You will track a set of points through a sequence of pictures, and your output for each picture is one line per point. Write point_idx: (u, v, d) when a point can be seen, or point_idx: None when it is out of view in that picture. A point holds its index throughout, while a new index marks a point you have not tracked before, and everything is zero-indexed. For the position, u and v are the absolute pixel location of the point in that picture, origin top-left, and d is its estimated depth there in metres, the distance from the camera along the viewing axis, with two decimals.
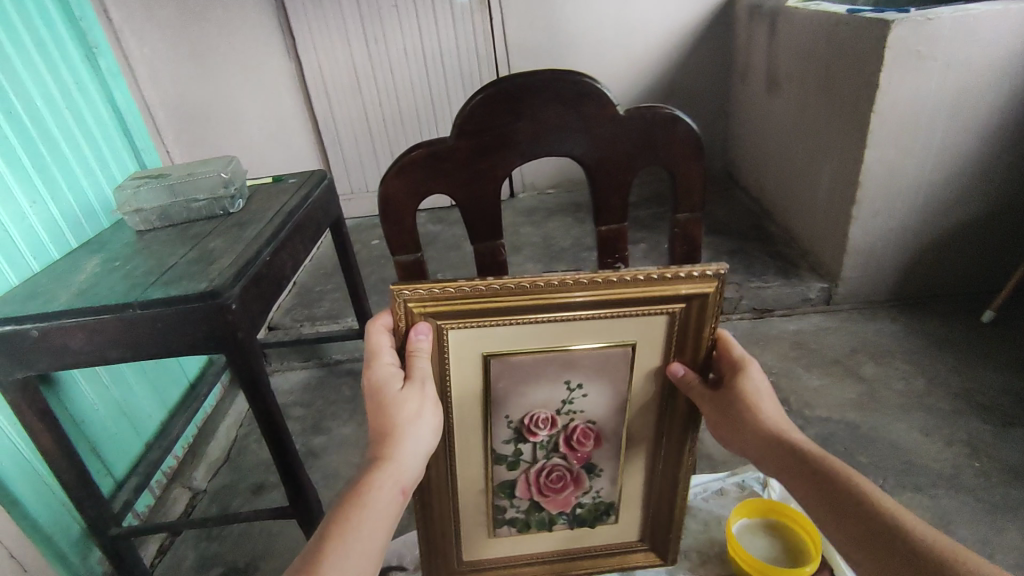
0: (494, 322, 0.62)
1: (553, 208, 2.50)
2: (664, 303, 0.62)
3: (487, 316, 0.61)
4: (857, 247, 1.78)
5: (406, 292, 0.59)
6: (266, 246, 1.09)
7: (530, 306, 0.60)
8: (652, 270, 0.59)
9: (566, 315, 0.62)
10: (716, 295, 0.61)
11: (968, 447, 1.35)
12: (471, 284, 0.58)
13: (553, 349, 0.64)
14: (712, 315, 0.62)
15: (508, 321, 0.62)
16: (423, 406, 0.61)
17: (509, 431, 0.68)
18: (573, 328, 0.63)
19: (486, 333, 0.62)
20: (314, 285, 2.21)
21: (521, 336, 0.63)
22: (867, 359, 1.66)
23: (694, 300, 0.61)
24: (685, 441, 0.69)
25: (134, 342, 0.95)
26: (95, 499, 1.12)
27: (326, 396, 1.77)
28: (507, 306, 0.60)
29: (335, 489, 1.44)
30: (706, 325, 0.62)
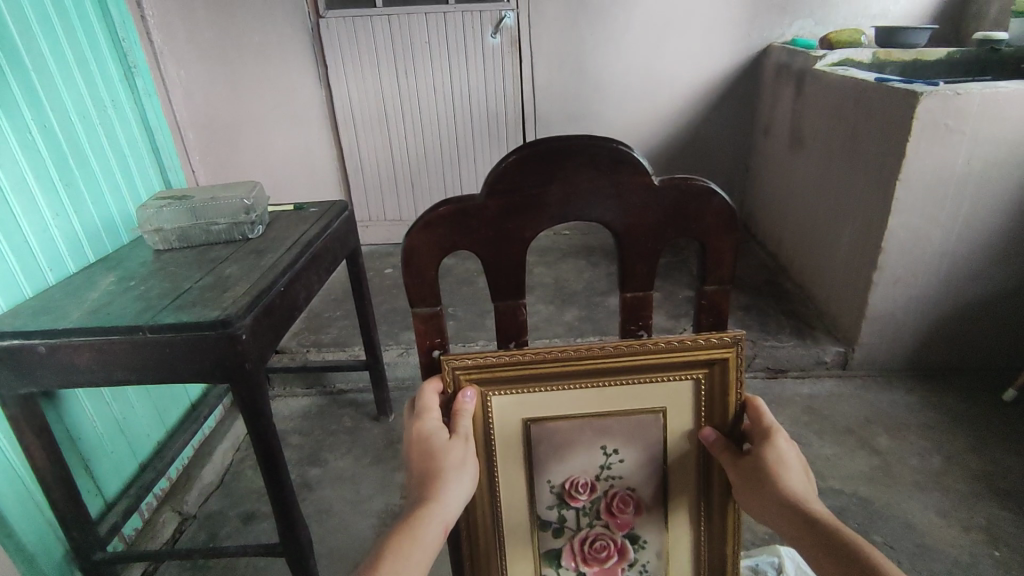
0: (531, 387, 0.63)
1: (568, 250, 2.50)
2: (688, 366, 0.63)
3: (526, 382, 0.63)
4: (875, 313, 1.75)
5: (451, 362, 0.61)
6: (281, 275, 1.09)
7: (563, 371, 0.62)
8: (675, 338, 0.61)
9: (598, 381, 0.63)
10: (736, 357, 0.62)
11: (986, 534, 1.30)
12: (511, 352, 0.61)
13: (587, 415, 0.65)
14: (735, 376, 0.62)
15: (545, 387, 0.63)
16: (469, 462, 0.59)
17: (552, 496, 0.67)
18: (606, 394, 0.64)
19: (523, 399, 0.64)
20: (324, 310, 2.21)
21: (557, 402, 0.64)
22: (882, 431, 1.61)
23: (717, 362, 0.63)
24: (731, 514, 0.67)
25: (140, 365, 0.93)
26: (82, 520, 1.09)
27: (326, 426, 1.75)
28: (542, 372, 0.62)
29: (326, 525, 1.40)
30: (731, 386, 0.63)
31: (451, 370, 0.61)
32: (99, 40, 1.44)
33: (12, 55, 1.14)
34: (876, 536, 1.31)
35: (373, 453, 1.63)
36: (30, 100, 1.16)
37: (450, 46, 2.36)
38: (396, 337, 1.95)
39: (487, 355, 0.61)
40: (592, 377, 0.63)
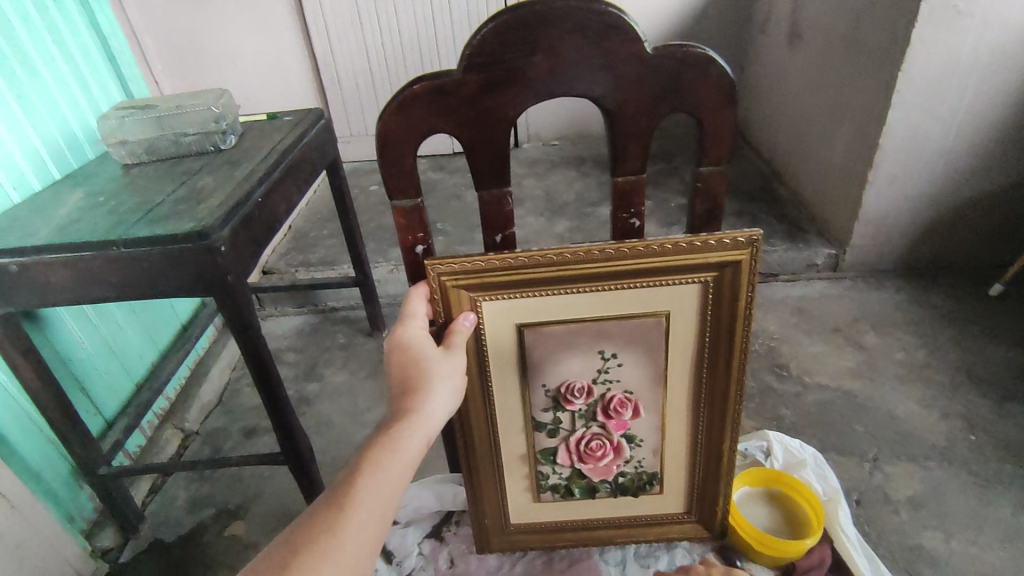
0: (527, 292, 0.60)
1: (557, 160, 2.43)
2: (697, 270, 0.60)
3: (519, 287, 0.60)
4: (869, 213, 1.73)
5: (438, 267, 0.58)
6: (258, 186, 1.04)
7: (561, 276, 0.59)
8: (683, 240, 0.57)
9: (597, 285, 0.60)
10: (750, 261, 0.58)
11: (964, 420, 1.35)
12: (503, 257, 0.57)
13: (586, 318, 0.63)
14: (747, 279, 0.59)
15: (540, 291, 0.60)
16: (456, 375, 0.58)
17: (547, 399, 0.67)
18: (605, 298, 0.61)
19: (518, 304, 0.61)
20: (310, 230, 2.16)
21: (554, 306, 0.62)
22: (869, 329, 1.63)
23: (729, 266, 0.59)
24: (731, 412, 0.67)
25: (120, 282, 0.91)
26: (83, 438, 1.11)
27: (320, 343, 1.75)
28: (537, 277, 0.59)
29: (327, 437, 1.43)
30: (741, 290, 0.60)
31: (438, 276, 0.59)
32: None
33: None
34: (859, 426, 1.35)
35: (369, 367, 1.65)
36: None
37: None
38: (385, 254, 1.92)
39: (477, 260, 0.57)
40: (592, 282, 0.60)
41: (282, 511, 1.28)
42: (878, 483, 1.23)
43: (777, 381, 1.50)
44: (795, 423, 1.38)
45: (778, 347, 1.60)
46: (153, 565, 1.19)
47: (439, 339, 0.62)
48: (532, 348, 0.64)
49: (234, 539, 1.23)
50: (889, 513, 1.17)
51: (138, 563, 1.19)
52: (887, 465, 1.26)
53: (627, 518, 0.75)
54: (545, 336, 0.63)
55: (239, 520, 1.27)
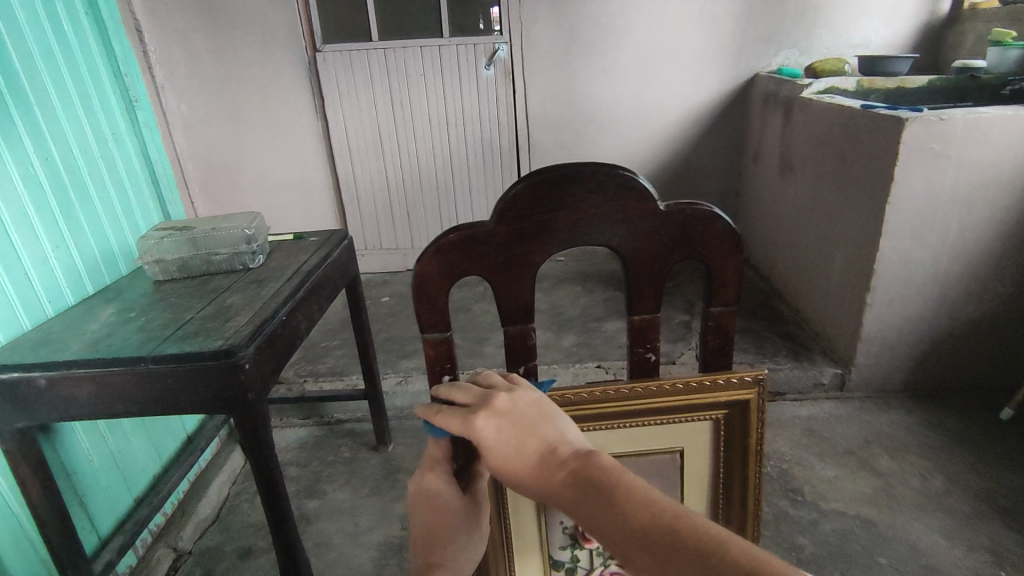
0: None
1: (562, 276, 2.51)
2: (709, 408, 0.62)
3: None
4: (870, 335, 1.77)
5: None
6: (283, 304, 1.09)
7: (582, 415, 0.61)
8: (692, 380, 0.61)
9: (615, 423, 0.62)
10: (756, 398, 0.62)
11: (991, 554, 1.29)
12: None
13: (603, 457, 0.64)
14: (756, 416, 0.62)
15: None
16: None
17: (565, 537, 0.67)
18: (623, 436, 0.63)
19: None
20: (320, 340, 2.20)
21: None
22: (882, 452, 1.61)
23: (737, 404, 0.62)
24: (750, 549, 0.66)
25: (142, 398, 0.93)
26: (77, 558, 1.07)
27: (324, 457, 1.72)
28: None
29: (326, 559, 1.38)
30: (752, 426, 0.63)
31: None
32: (102, 76, 1.47)
33: (17, 91, 1.15)
34: (883, 558, 1.30)
35: (372, 484, 1.61)
36: (34, 134, 1.17)
37: (444, 78, 2.41)
38: (394, 366, 1.95)
39: None
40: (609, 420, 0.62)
41: None
42: None
43: (792, 506, 1.45)
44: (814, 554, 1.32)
45: (791, 470, 1.57)
46: None
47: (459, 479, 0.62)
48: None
49: None
50: None
51: None
52: None
53: None
54: None
55: None
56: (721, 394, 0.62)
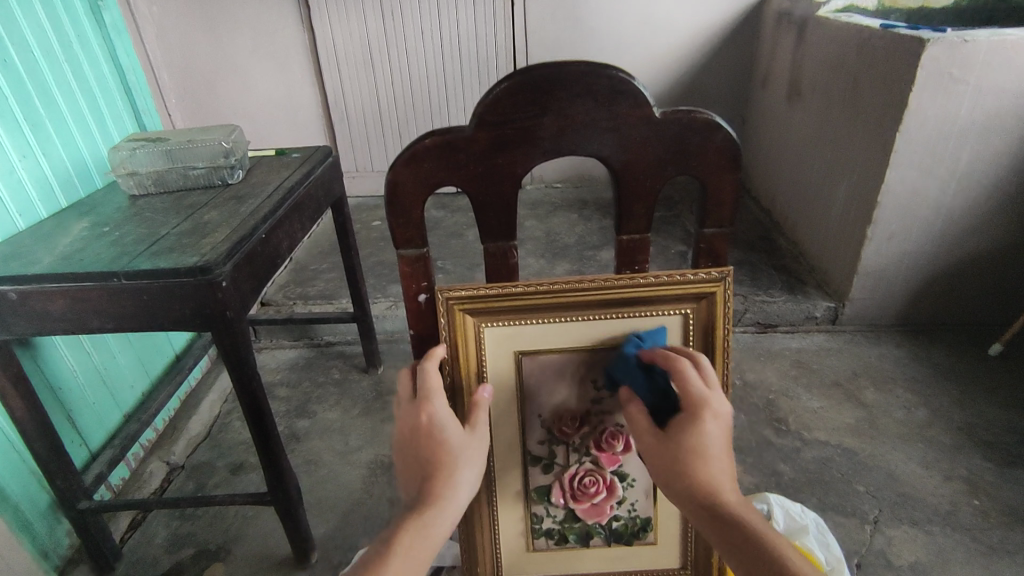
0: (523, 319, 0.60)
1: (558, 203, 2.45)
2: (676, 301, 0.60)
3: (513, 317, 0.60)
4: (867, 269, 1.74)
5: (447, 291, 0.58)
6: (262, 222, 1.04)
7: (553, 307, 0.59)
8: (663, 272, 0.58)
9: (590, 314, 0.59)
10: (723, 292, 0.59)
11: (965, 483, 1.33)
12: (504, 287, 0.58)
13: (579, 348, 0.61)
14: (723, 311, 0.59)
15: (533, 321, 0.60)
16: (480, 456, 0.55)
17: (542, 431, 0.64)
18: (595, 329, 0.60)
19: (516, 332, 0.60)
20: (311, 262, 2.16)
21: (550, 335, 0.60)
22: (868, 384, 1.62)
23: (705, 297, 0.59)
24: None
25: (117, 314, 0.90)
26: (66, 471, 1.08)
27: (314, 377, 1.74)
28: (531, 307, 0.59)
29: (316, 475, 1.41)
30: (718, 320, 0.60)
31: (445, 300, 0.58)
32: None
33: None
34: (860, 486, 1.33)
35: (362, 405, 1.62)
36: None
37: None
38: (384, 290, 1.92)
39: (482, 287, 0.57)
40: (586, 311, 0.59)
41: (265, 553, 1.24)
42: (879, 548, 1.20)
43: (776, 435, 1.48)
44: (793, 480, 1.36)
45: (777, 400, 1.59)
46: None
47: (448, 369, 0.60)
48: (527, 373, 0.62)
49: None
50: None
51: None
52: (889, 528, 1.24)
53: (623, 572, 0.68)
54: (541, 377, 0.62)
55: (220, 561, 1.23)
56: (686, 287, 0.59)
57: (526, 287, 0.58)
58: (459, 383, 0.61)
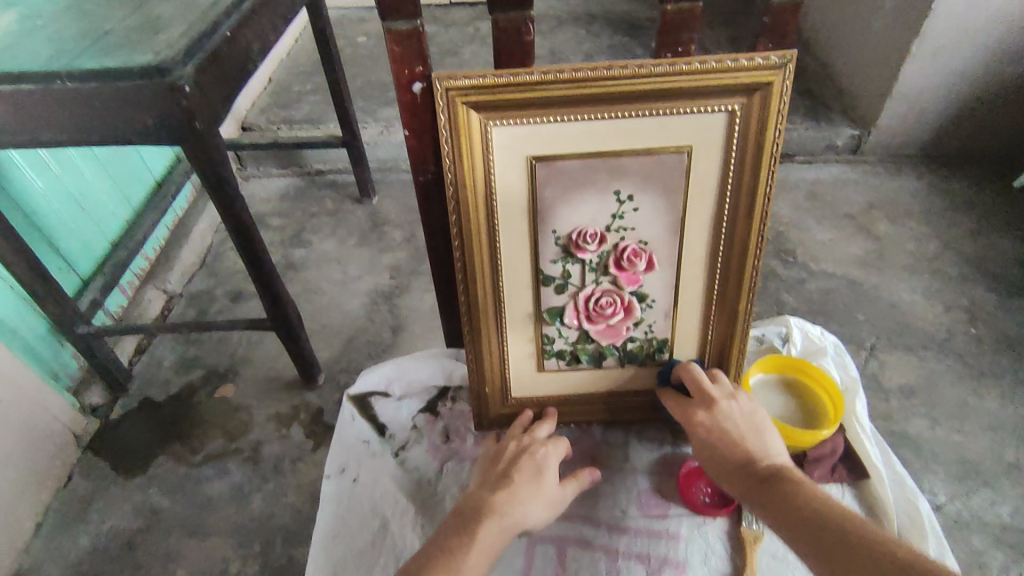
0: (539, 117, 0.50)
1: (563, 16, 2.18)
2: (722, 95, 0.50)
3: (530, 112, 0.50)
4: (903, 91, 1.59)
5: (446, 79, 0.48)
6: (226, 17, 0.89)
7: (576, 99, 0.49)
8: (710, 58, 0.48)
9: (620, 111, 0.50)
10: (780, 84, 0.49)
11: (966, 312, 1.33)
12: (517, 75, 0.48)
13: (604, 153, 0.53)
14: (777, 108, 0.50)
15: (552, 119, 0.50)
16: (557, 494, 0.62)
17: (556, 248, 0.58)
18: (623, 130, 0.51)
19: (530, 132, 0.51)
20: (292, 83, 1.97)
21: (572, 137, 0.52)
22: (882, 217, 1.56)
23: (757, 91, 0.50)
24: (748, 271, 0.59)
25: (71, 124, 0.79)
26: (57, 297, 1.05)
27: (306, 207, 1.66)
28: (550, 100, 0.49)
29: (316, 303, 1.40)
30: (770, 120, 0.51)
31: (445, 91, 0.48)
32: None
33: None
34: (861, 315, 1.33)
35: (358, 235, 1.57)
36: None
37: None
38: (374, 114, 1.77)
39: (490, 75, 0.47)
40: (615, 106, 0.50)
41: (272, 375, 1.26)
42: (874, 371, 1.23)
43: (782, 266, 1.45)
44: (795, 309, 1.36)
45: (786, 232, 1.54)
46: (144, 423, 1.19)
47: (452, 176, 0.52)
48: (541, 182, 0.54)
49: (225, 400, 1.22)
50: (880, 401, 1.18)
51: (129, 420, 1.20)
52: (884, 354, 1.26)
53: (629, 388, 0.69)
54: (558, 187, 0.54)
55: (228, 383, 1.26)
56: (738, 77, 0.49)
57: (545, 74, 0.47)
58: (464, 194, 0.53)
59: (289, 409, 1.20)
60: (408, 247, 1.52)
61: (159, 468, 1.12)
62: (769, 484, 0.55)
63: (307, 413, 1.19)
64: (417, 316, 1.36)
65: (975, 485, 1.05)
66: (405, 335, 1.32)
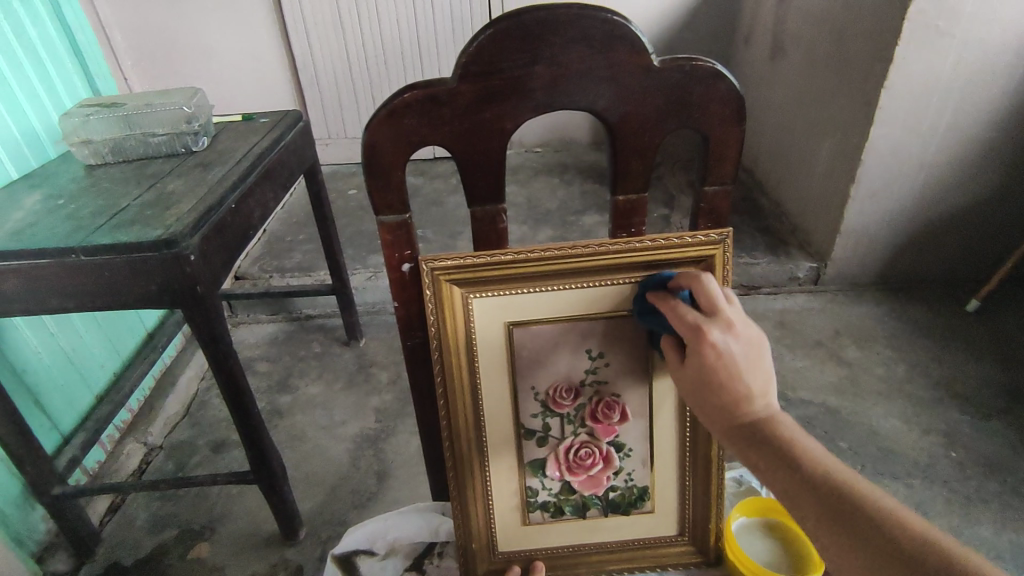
0: (513, 288, 0.57)
1: (538, 167, 2.40)
2: (672, 265, 0.57)
3: (505, 284, 0.56)
4: (850, 228, 1.73)
5: (431, 261, 0.54)
6: (230, 191, 0.99)
7: (546, 273, 0.56)
8: (659, 236, 0.55)
9: (585, 281, 0.57)
10: (722, 255, 0.57)
11: (944, 436, 1.35)
12: (492, 255, 0.54)
13: (573, 317, 0.58)
14: (722, 274, 0.57)
15: (526, 289, 0.57)
16: None
17: (536, 404, 0.62)
18: (589, 296, 0.58)
19: (506, 301, 0.57)
20: (286, 234, 2.09)
21: (544, 304, 0.57)
22: (850, 343, 1.64)
23: (703, 260, 0.57)
24: None
25: (79, 292, 0.85)
26: (36, 457, 1.04)
27: (294, 351, 1.69)
28: (523, 275, 0.56)
29: (301, 451, 1.38)
30: (717, 284, 0.57)
31: (430, 271, 0.54)
32: None
33: None
34: (843, 443, 1.35)
35: (345, 378, 1.59)
36: None
37: None
38: (363, 261, 1.87)
39: (470, 256, 0.54)
40: (580, 277, 0.56)
41: (251, 531, 1.22)
42: None
43: None
44: None
45: None
46: None
47: (437, 342, 0.57)
48: (518, 344, 0.59)
49: (200, 561, 1.16)
50: None
51: None
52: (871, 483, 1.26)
53: (616, 543, 0.68)
54: (533, 347, 0.59)
55: (204, 541, 1.20)
56: (684, 251, 0.56)
57: (517, 254, 0.54)
58: (448, 357, 0.58)
59: (267, 568, 1.14)
60: (394, 388, 1.54)
61: None
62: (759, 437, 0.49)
63: (285, 573, 1.13)
64: (402, 460, 1.35)
65: None
66: (390, 481, 1.30)
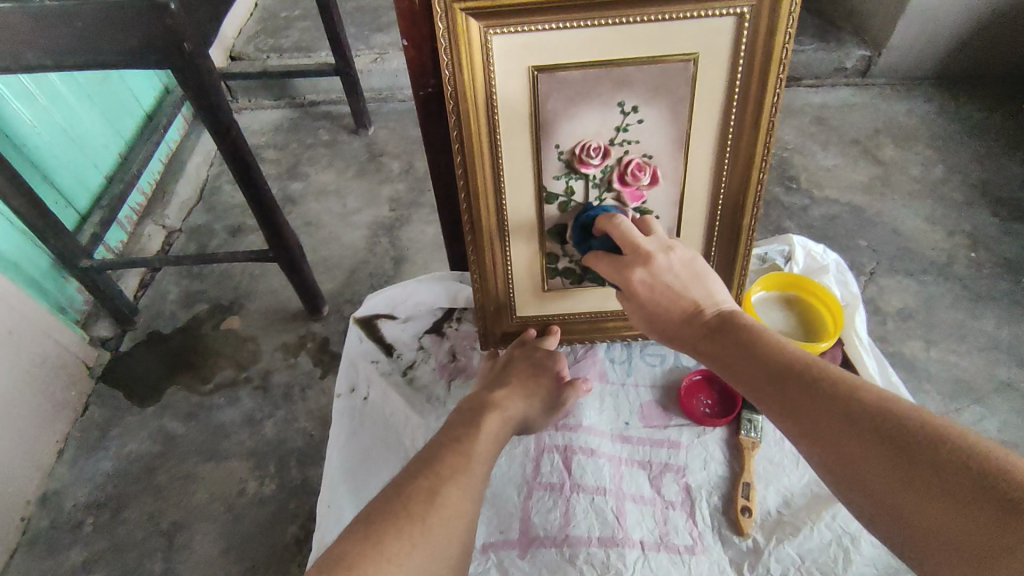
0: (540, 23, 0.49)
1: None
2: None
3: (531, 19, 0.49)
4: (917, 8, 1.52)
5: None
6: None
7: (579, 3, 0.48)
8: None
9: (624, 16, 0.49)
10: None
11: (968, 237, 1.33)
12: None
13: (608, 62, 0.52)
14: (788, 10, 0.48)
15: (554, 26, 0.49)
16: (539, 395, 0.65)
17: (559, 164, 0.58)
18: (628, 36, 0.50)
19: (532, 40, 0.50)
20: (280, 9, 1.88)
21: (575, 45, 0.51)
22: (889, 141, 1.54)
23: None
24: (753, 183, 0.59)
25: (57, 47, 0.77)
26: (57, 230, 1.04)
27: (301, 140, 1.62)
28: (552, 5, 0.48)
29: (317, 237, 1.39)
30: (780, 23, 0.49)
31: None
32: None
33: None
34: (862, 241, 1.33)
35: (356, 167, 1.54)
36: None
37: None
38: (367, 41, 1.70)
39: None
40: (618, 10, 0.49)
41: (276, 307, 1.28)
42: (872, 296, 1.24)
43: (785, 193, 1.44)
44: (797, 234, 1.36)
45: (790, 157, 1.52)
46: (154, 355, 1.21)
47: (454, 90, 0.52)
48: (543, 94, 0.53)
49: (232, 332, 1.24)
50: (877, 324, 1.20)
51: (140, 353, 1.22)
52: (883, 279, 1.27)
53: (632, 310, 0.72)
54: (560, 99, 0.54)
55: (234, 315, 1.27)
56: None
57: None
58: (465, 110, 0.53)
59: (296, 339, 1.22)
60: (407, 178, 1.50)
61: (171, 397, 1.15)
62: (721, 338, 0.52)
63: (313, 343, 1.21)
64: (418, 247, 1.36)
65: (965, 403, 1.09)
66: (407, 267, 1.32)
